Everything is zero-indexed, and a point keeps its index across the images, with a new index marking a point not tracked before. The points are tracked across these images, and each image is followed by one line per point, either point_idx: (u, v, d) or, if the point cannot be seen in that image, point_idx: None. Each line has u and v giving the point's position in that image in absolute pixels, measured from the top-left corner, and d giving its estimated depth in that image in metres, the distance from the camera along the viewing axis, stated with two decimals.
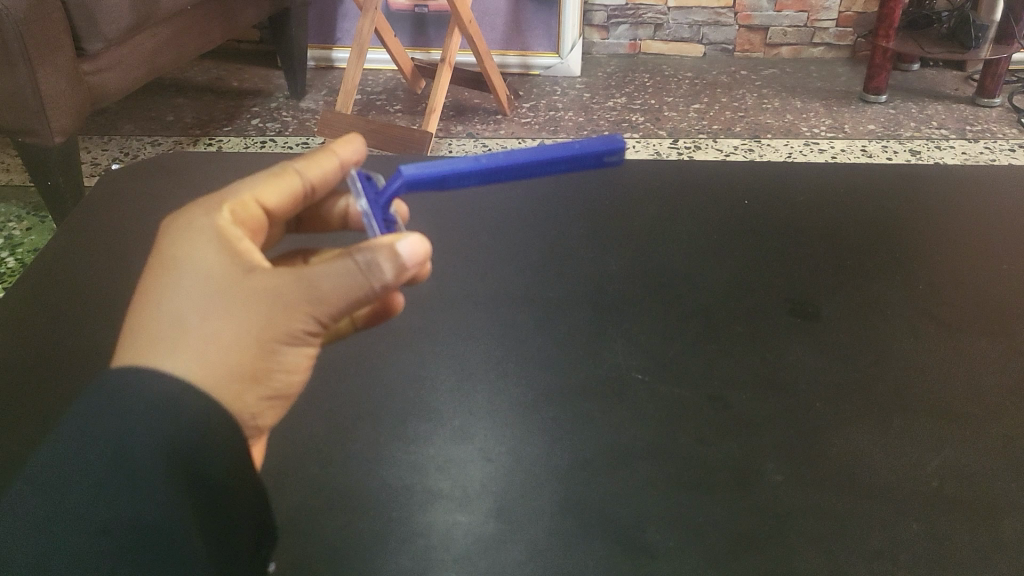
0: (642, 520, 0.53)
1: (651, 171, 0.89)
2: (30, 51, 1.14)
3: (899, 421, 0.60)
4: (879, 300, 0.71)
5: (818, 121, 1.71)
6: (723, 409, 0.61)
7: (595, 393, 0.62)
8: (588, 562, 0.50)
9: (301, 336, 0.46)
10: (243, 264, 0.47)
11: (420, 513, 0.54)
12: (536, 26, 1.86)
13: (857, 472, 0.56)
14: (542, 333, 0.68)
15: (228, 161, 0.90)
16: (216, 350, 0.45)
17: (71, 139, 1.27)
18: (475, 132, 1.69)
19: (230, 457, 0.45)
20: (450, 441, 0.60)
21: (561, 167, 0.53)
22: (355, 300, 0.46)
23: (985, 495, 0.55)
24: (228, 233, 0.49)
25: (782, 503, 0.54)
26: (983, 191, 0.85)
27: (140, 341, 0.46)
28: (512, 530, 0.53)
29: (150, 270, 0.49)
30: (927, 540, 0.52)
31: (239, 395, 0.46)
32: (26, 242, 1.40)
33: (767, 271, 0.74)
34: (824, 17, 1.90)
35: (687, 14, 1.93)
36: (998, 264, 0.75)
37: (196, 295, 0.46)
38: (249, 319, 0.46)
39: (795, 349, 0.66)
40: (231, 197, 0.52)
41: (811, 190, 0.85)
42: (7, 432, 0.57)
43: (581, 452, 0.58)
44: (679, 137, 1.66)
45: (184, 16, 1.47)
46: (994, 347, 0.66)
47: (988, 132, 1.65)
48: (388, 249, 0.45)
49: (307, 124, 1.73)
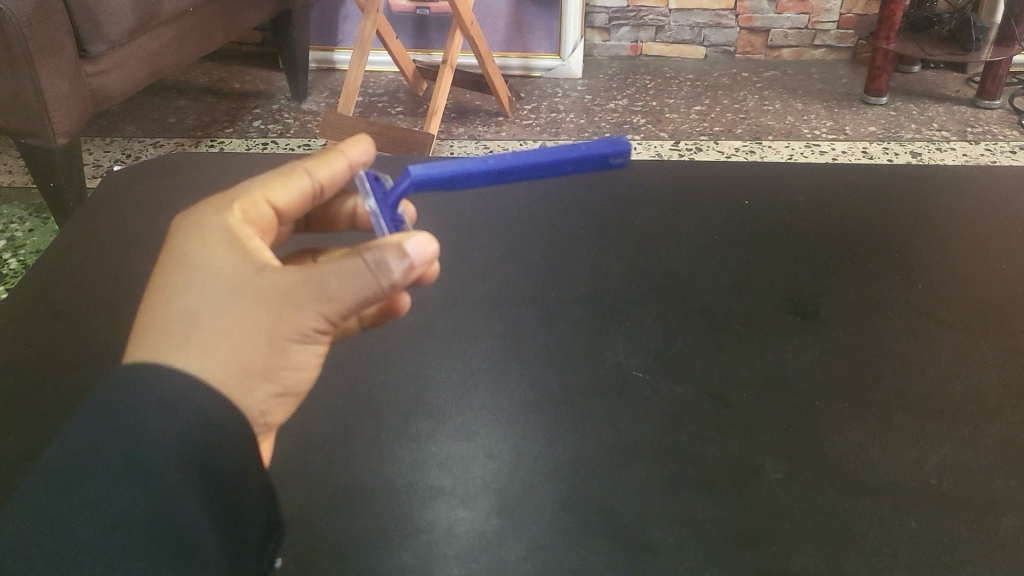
0: (643, 517, 0.53)
1: (653, 171, 0.90)
2: (34, 52, 1.15)
3: (898, 419, 0.61)
4: (878, 300, 0.71)
5: (818, 122, 1.72)
6: (722, 407, 0.61)
7: (596, 392, 0.63)
8: (589, 559, 0.51)
9: (310, 335, 0.47)
10: (253, 262, 0.48)
11: (422, 509, 0.55)
12: (537, 28, 1.87)
13: (856, 470, 0.57)
14: (545, 332, 0.69)
15: (231, 162, 0.91)
16: (226, 347, 0.46)
17: (74, 141, 1.28)
18: (477, 134, 1.70)
19: (239, 453, 0.46)
20: (452, 439, 0.60)
21: (566, 169, 0.54)
22: (365, 299, 0.46)
23: (983, 491, 0.55)
24: (238, 232, 0.50)
25: (782, 501, 0.55)
26: (983, 190, 0.86)
27: (150, 338, 0.47)
28: (514, 526, 0.54)
29: (160, 267, 0.49)
30: (926, 538, 0.52)
31: (248, 391, 0.47)
32: (29, 242, 1.41)
33: (768, 271, 0.75)
34: (824, 19, 1.91)
35: (688, 16, 1.93)
36: (997, 262, 0.76)
37: (206, 293, 0.47)
38: (257, 318, 0.46)
39: (795, 347, 0.67)
40: (241, 197, 0.53)
41: (813, 190, 0.86)
42: (13, 431, 0.58)
43: (581, 450, 0.58)
44: (680, 138, 1.67)
45: (185, 19, 1.47)
46: (994, 347, 0.67)
47: (989, 133, 1.66)
48: (396, 248, 0.46)
49: (308, 126, 1.74)
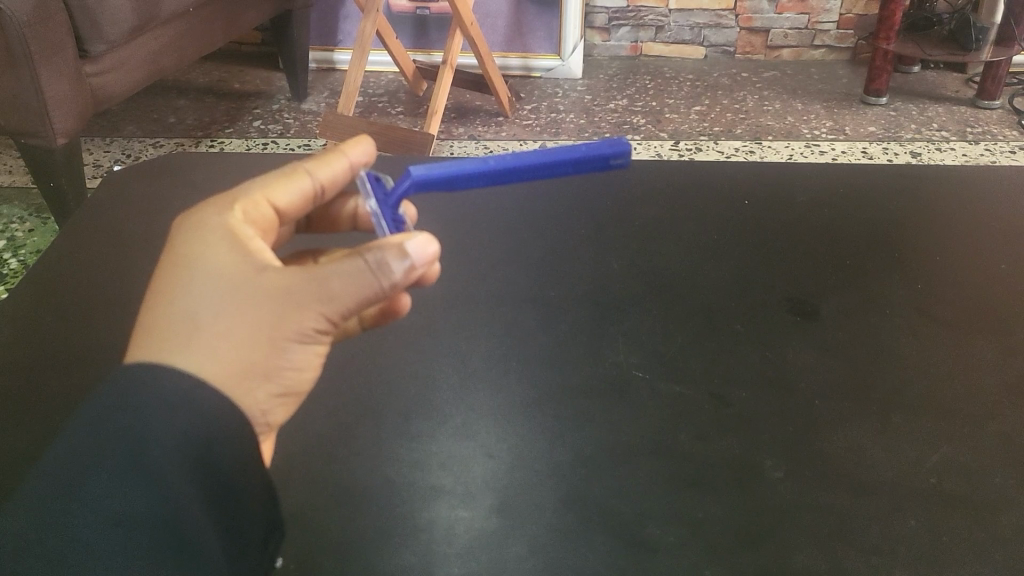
0: (643, 515, 0.54)
1: (653, 171, 0.90)
2: (34, 52, 1.15)
3: (897, 419, 0.61)
4: (878, 300, 0.71)
5: (818, 123, 1.72)
6: (721, 407, 0.62)
7: (596, 391, 0.63)
8: (589, 558, 0.51)
9: (311, 335, 0.47)
10: (254, 263, 0.48)
11: (423, 509, 0.55)
12: (537, 28, 1.88)
13: (855, 469, 0.57)
14: (545, 332, 0.69)
15: (232, 162, 0.91)
16: (227, 347, 0.46)
17: (74, 141, 1.28)
18: (477, 134, 1.70)
19: (241, 453, 0.46)
20: (452, 438, 0.60)
21: (567, 170, 0.54)
22: (366, 299, 0.47)
23: (982, 490, 0.55)
24: (239, 232, 0.50)
25: (781, 500, 0.55)
26: (983, 189, 0.86)
27: (151, 338, 0.47)
28: (514, 525, 0.54)
29: (161, 267, 0.49)
30: (925, 537, 0.52)
31: (250, 391, 0.47)
32: (29, 242, 1.41)
33: (767, 271, 0.75)
34: (824, 19, 1.92)
35: (688, 16, 1.94)
36: (996, 262, 0.76)
37: (207, 292, 0.47)
38: (258, 318, 0.46)
39: (794, 347, 0.67)
40: (242, 197, 0.53)
41: (813, 190, 0.86)
42: (14, 430, 0.58)
43: (581, 449, 0.59)
44: (680, 138, 1.67)
45: (185, 19, 1.48)
46: (993, 347, 0.67)
47: (989, 134, 1.66)
48: (397, 249, 0.46)
49: (308, 126, 1.74)
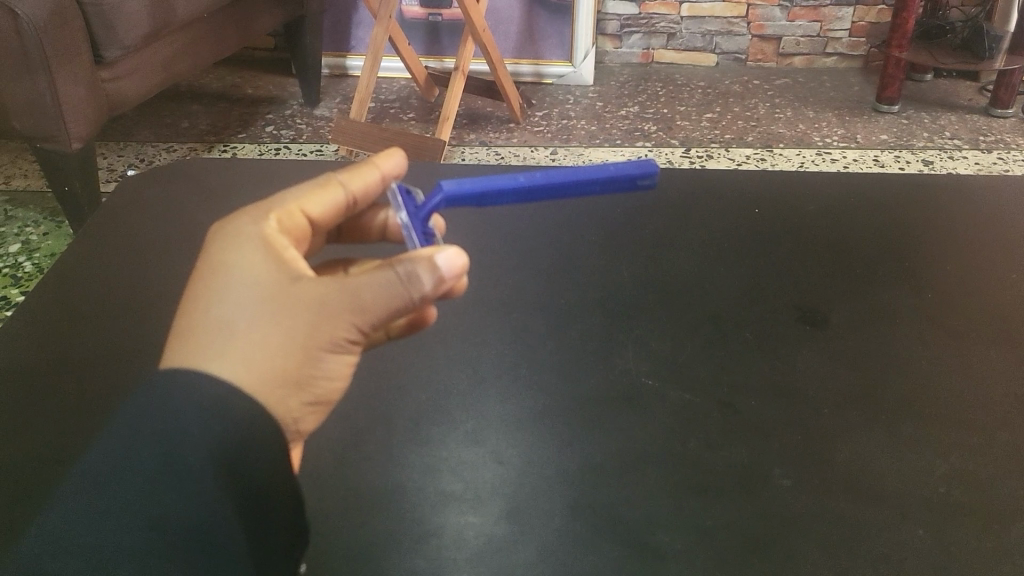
0: (650, 521, 0.55)
1: (665, 179, 0.91)
2: (50, 58, 1.18)
3: (909, 427, 0.61)
4: (890, 309, 0.72)
5: (830, 131, 1.72)
6: (732, 416, 0.62)
7: (609, 401, 0.64)
8: (598, 562, 0.52)
9: (343, 345, 0.49)
10: (288, 272, 0.49)
11: (435, 514, 0.56)
12: (549, 35, 1.90)
13: (866, 478, 0.58)
14: (557, 340, 0.70)
15: (246, 167, 0.92)
16: (261, 354, 0.48)
17: (89, 145, 1.30)
18: (489, 141, 1.71)
19: (271, 458, 0.48)
20: (465, 444, 0.61)
21: (594, 188, 0.55)
22: (395, 310, 0.48)
23: (991, 500, 0.56)
24: (273, 241, 0.51)
25: (789, 506, 0.56)
26: (994, 196, 0.87)
27: (187, 347, 0.48)
28: (523, 530, 0.55)
29: (196, 274, 0.51)
30: (931, 546, 0.53)
31: (284, 400, 0.49)
32: (43, 246, 1.43)
33: (782, 279, 0.75)
34: (837, 27, 1.93)
35: (700, 24, 1.95)
36: (1010, 272, 0.77)
37: (242, 303, 0.48)
38: (290, 326, 0.48)
39: (805, 355, 0.68)
40: (278, 206, 0.54)
41: (825, 198, 0.87)
42: (33, 427, 0.60)
43: (592, 456, 0.60)
44: (691, 146, 1.68)
45: (200, 26, 1.50)
46: (1005, 356, 0.68)
47: (1002, 142, 1.66)
48: (427, 261, 0.47)
49: (321, 132, 1.76)
